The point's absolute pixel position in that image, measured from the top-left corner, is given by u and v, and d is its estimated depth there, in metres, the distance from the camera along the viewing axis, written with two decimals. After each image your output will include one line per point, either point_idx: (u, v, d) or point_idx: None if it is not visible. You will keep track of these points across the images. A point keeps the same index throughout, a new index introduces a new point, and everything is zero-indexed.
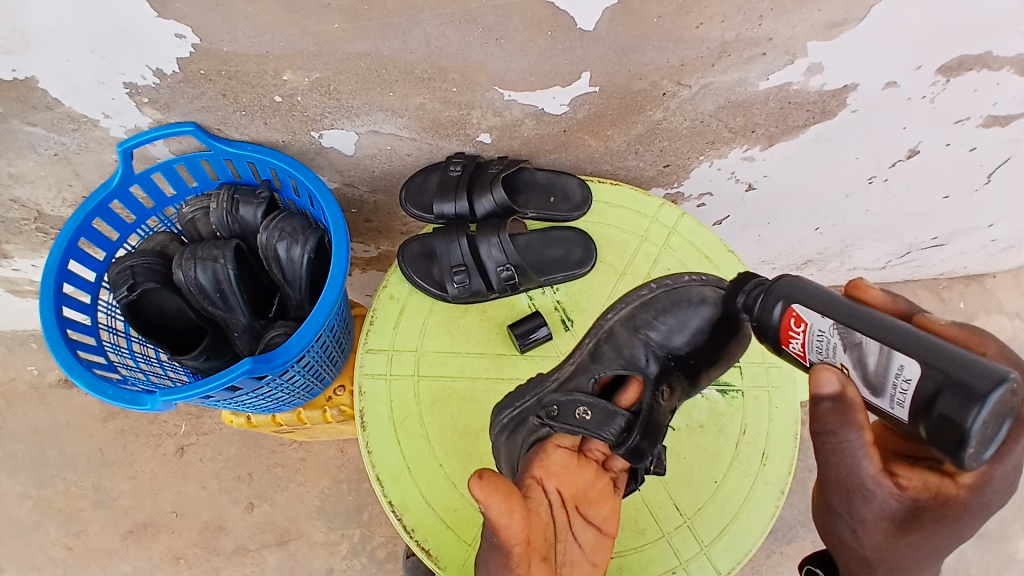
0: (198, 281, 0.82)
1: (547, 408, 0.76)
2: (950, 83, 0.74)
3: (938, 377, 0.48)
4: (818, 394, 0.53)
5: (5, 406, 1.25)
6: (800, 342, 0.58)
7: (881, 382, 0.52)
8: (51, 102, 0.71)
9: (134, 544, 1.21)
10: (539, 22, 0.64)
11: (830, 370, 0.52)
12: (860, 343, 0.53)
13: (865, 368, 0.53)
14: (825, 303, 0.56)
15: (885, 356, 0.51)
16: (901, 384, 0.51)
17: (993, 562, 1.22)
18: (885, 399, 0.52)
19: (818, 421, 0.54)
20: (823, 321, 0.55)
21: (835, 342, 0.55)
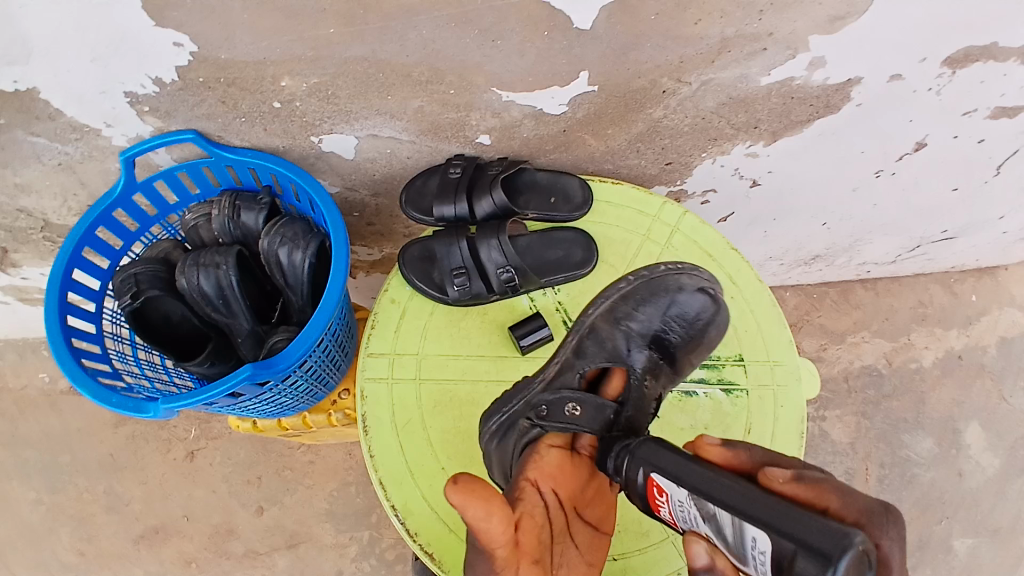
0: (201, 288, 0.82)
1: (537, 408, 0.76)
2: (956, 74, 0.73)
3: (788, 560, 0.46)
4: (693, 568, 0.55)
5: (17, 413, 1.26)
6: (667, 509, 0.61)
7: (742, 553, 0.52)
8: (54, 112, 0.72)
9: (146, 549, 1.21)
10: (535, 22, 0.63)
11: (697, 543, 0.55)
12: (714, 515, 0.53)
13: (725, 538, 0.53)
14: (678, 474, 0.58)
15: (737, 528, 0.51)
16: (758, 554, 0.50)
17: (1009, 560, 1.21)
18: (751, 572, 0.52)
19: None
20: (677, 491, 0.58)
21: (697, 527, 0.56)
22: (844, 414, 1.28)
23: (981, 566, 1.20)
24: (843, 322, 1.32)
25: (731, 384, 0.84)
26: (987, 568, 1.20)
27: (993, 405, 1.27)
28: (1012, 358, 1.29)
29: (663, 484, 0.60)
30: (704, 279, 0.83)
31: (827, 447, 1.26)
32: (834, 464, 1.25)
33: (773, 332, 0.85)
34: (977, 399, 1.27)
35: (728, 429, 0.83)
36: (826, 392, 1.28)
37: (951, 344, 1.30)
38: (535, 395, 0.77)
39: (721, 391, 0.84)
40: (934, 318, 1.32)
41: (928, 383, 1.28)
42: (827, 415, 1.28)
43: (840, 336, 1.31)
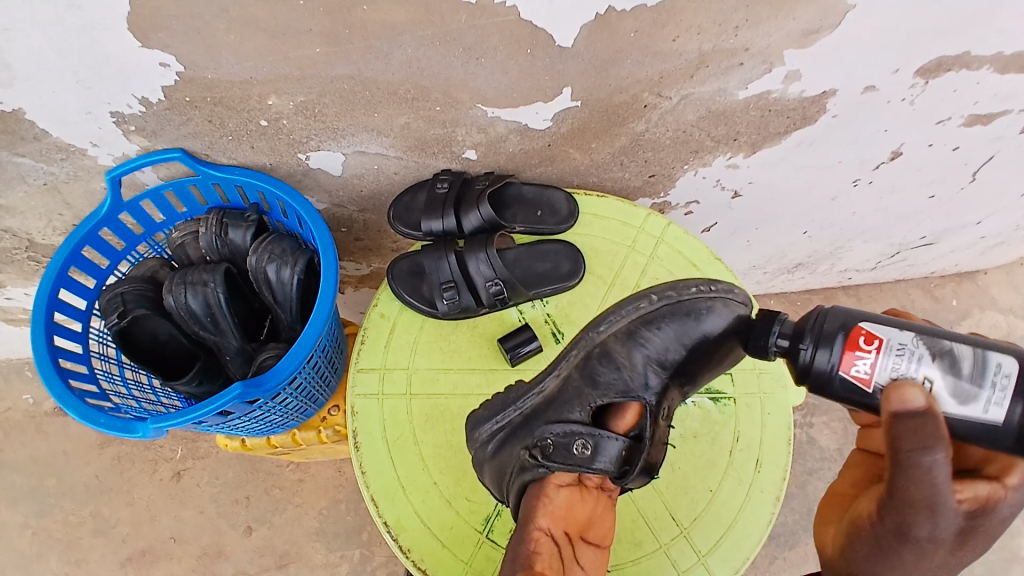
0: (188, 306, 0.82)
1: (540, 445, 0.74)
2: (928, 85, 0.75)
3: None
4: (913, 406, 0.52)
5: (0, 437, 1.24)
6: (869, 363, 0.57)
7: (978, 383, 0.56)
8: (39, 133, 0.72)
9: (133, 572, 1.20)
10: (518, 40, 0.65)
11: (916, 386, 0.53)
12: (952, 350, 0.57)
13: (958, 373, 0.56)
14: (897, 324, 0.59)
15: (980, 359, 0.56)
16: (1000, 379, 0.55)
17: (997, 561, 1.22)
18: (979, 402, 0.55)
19: (892, 440, 0.54)
20: (901, 335, 0.58)
21: (920, 352, 0.57)
22: (831, 420, 1.31)
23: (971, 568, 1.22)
24: None
25: (718, 392, 0.85)
26: (975, 569, 1.22)
27: None
28: None
29: (878, 330, 0.58)
30: (739, 305, 0.73)
31: (816, 453, 1.29)
32: (824, 469, 1.28)
33: None
34: None
35: (717, 437, 0.84)
36: (813, 400, 1.31)
37: None
38: (536, 426, 0.74)
39: (709, 400, 0.85)
40: None
41: None
42: (814, 421, 1.31)
43: None
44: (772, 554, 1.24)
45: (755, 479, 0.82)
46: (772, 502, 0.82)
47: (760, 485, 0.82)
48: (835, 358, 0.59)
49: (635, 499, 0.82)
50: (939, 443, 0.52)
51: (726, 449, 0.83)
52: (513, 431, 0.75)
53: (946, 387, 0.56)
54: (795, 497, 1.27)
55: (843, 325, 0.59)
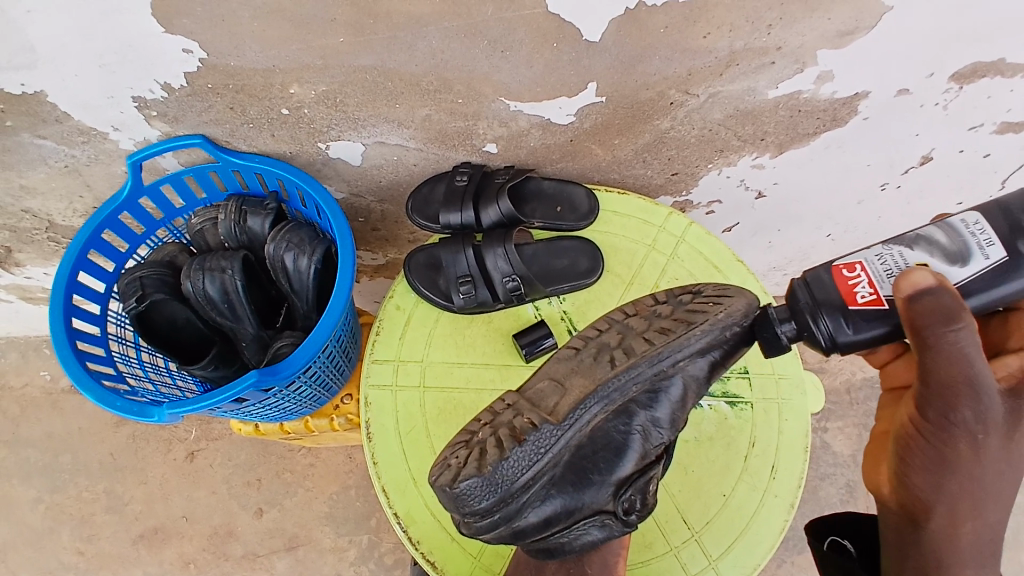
0: (206, 292, 0.83)
1: (613, 501, 0.68)
2: (963, 90, 0.73)
3: (1004, 212, 0.58)
4: (930, 287, 0.53)
5: (18, 411, 1.26)
6: (864, 282, 0.60)
7: (964, 246, 0.59)
8: (61, 115, 0.72)
9: (145, 549, 1.21)
10: (545, 34, 0.63)
11: (920, 269, 0.55)
12: (921, 234, 0.61)
13: (940, 247, 0.60)
14: (857, 250, 0.63)
15: (950, 228, 0.60)
16: (978, 231, 0.59)
17: (1007, 574, 1.20)
18: (977, 254, 0.58)
19: (930, 316, 0.54)
20: (872, 249, 0.62)
21: (897, 251, 0.61)
22: (845, 425, 1.29)
23: None
24: None
25: (736, 396, 0.84)
26: None
27: None
28: None
29: (850, 260, 0.62)
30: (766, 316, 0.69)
31: (829, 458, 1.28)
32: (836, 474, 1.27)
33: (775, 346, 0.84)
34: None
35: (732, 441, 0.83)
36: (828, 404, 1.30)
37: None
38: (595, 481, 0.66)
39: (726, 404, 0.83)
40: None
41: None
42: (828, 425, 1.29)
43: None
44: (780, 558, 1.23)
45: (769, 486, 0.82)
46: (786, 508, 0.81)
47: (774, 490, 0.81)
48: (840, 296, 0.60)
49: None
50: (965, 314, 0.54)
51: (740, 454, 0.82)
52: (578, 493, 0.66)
53: (941, 258, 0.60)
54: (806, 501, 1.26)
55: (824, 267, 0.62)
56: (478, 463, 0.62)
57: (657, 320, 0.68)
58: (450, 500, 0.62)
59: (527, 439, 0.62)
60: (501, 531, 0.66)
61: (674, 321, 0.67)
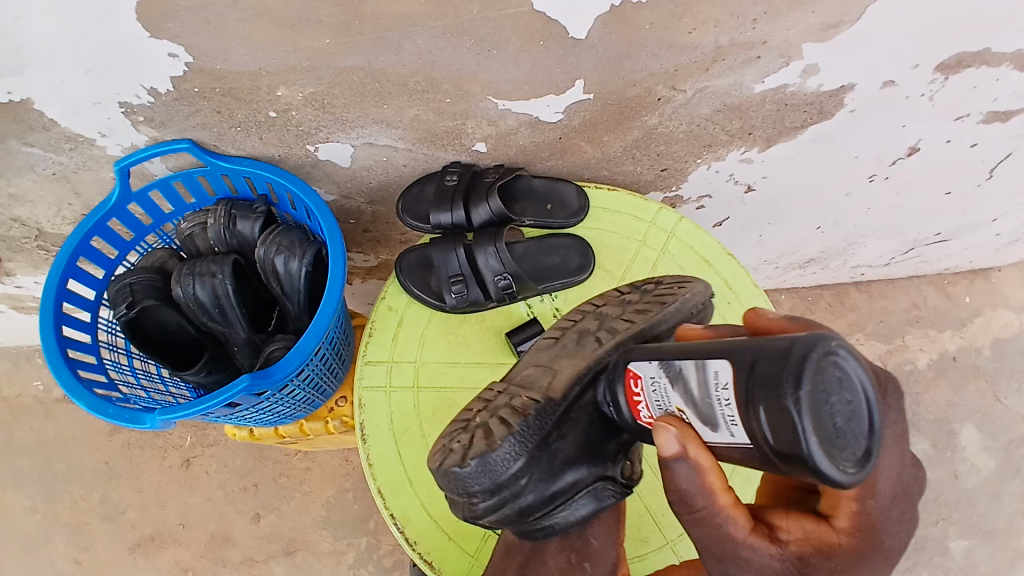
0: (197, 297, 0.82)
1: (611, 467, 0.66)
2: (948, 80, 0.74)
3: (750, 377, 0.44)
4: (666, 458, 0.50)
5: (10, 422, 1.25)
6: (644, 402, 0.57)
7: (710, 405, 0.48)
8: (48, 122, 0.71)
9: (142, 557, 1.21)
10: (531, 32, 0.63)
11: (665, 429, 0.50)
12: (680, 370, 0.51)
13: (693, 399, 0.49)
14: (655, 356, 0.56)
15: (703, 369, 0.49)
16: (723, 395, 0.47)
17: (1002, 560, 1.21)
18: (722, 430, 0.47)
19: (675, 488, 0.51)
20: (650, 367, 0.55)
21: (663, 383, 0.53)
22: None
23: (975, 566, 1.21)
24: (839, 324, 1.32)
25: None
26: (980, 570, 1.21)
27: (988, 406, 1.27)
28: (1005, 359, 1.29)
29: (637, 370, 0.58)
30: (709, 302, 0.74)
31: None
32: None
33: None
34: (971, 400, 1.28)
35: None
36: None
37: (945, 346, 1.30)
38: (602, 452, 0.65)
39: None
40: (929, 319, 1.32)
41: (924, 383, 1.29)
42: None
43: None
44: None
45: None
46: None
47: None
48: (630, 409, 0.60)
49: (642, 496, 0.81)
50: (705, 496, 0.50)
51: None
52: (581, 468, 0.65)
53: (693, 412, 0.50)
54: None
55: (621, 369, 0.61)
56: (483, 439, 0.63)
57: (629, 306, 0.71)
58: (454, 482, 0.63)
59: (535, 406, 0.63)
60: (506, 513, 0.64)
61: (647, 304, 0.70)
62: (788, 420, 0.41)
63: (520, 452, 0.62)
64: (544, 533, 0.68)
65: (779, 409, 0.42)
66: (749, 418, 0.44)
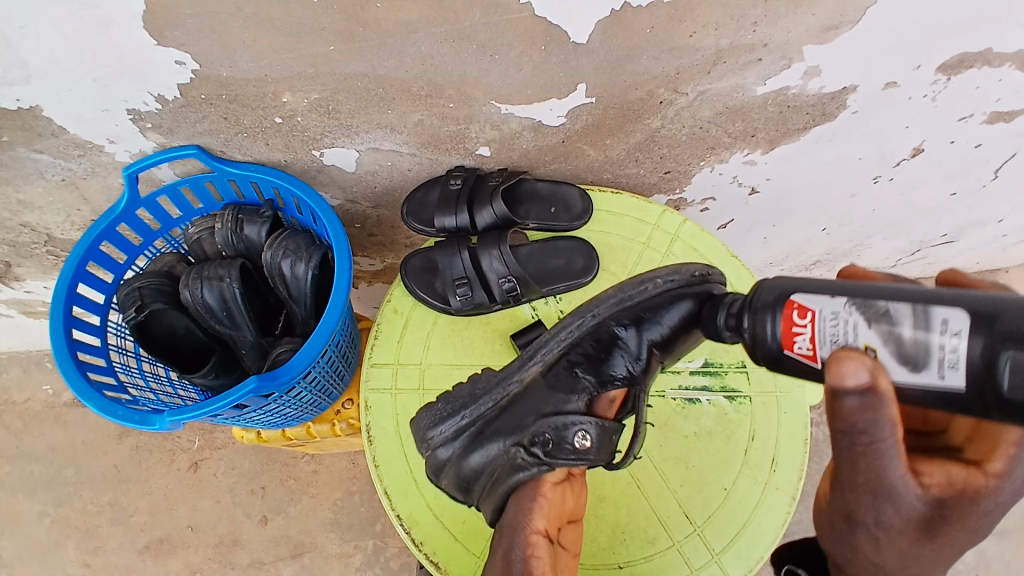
0: (205, 301, 0.83)
1: (527, 435, 0.73)
2: (951, 80, 0.74)
3: (991, 330, 0.45)
4: (840, 389, 0.44)
5: (21, 426, 1.27)
6: (808, 336, 0.53)
7: (926, 351, 0.47)
8: (57, 129, 0.73)
9: (152, 560, 1.22)
10: (532, 37, 0.64)
11: (854, 358, 0.44)
12: (889, 310, 0.49)
13: (897, 342, 0.48)
14: (833, 290, 0.53)
15: (921, 317, 0.48)
16: (949, 347, 0.46)
17: (1014, 562, 1.20)
18: (933, 370, 0.47)
19: (842, 420, 0.45)
20: (833, 302, 0.52)
21: (855, 319, 0.51)
22: None
23: (986, 568, 1.20)
24: None
25: (734, 390, 0.84)
26: (992, 572, 1.20)
27: None
28: None
29: (807, 301, 0.53)
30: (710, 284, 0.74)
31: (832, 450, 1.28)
32: None
33: None
34: None
35: (732, 435, 0.83)
36: None
37: None
38: (523, 422, 0.73)
39: (724, 398, 0.84)
40: None
41: None
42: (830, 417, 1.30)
43: None
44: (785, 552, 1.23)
45: (770, 478, 0.82)
46: (788, 501, 0.81)
47: (776, 483, 0.82)
48: (777, 337, 0.55)
49: (647, 496, 0.82)
50: (888, 428, 0.45)
51: (740, 448, 0.83)
52: (497, 435, 0.74)
53: (893, 354, 0.48)
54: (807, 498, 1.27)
55: (779, 299, 0.55)
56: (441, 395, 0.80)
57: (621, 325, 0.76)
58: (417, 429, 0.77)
59: (468, 383, 0.78)
60: (449, 474, 0.75)
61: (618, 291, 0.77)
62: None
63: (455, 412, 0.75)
64: (486, 499, 0.74)
65: None
66: (983, 374, 0.45)
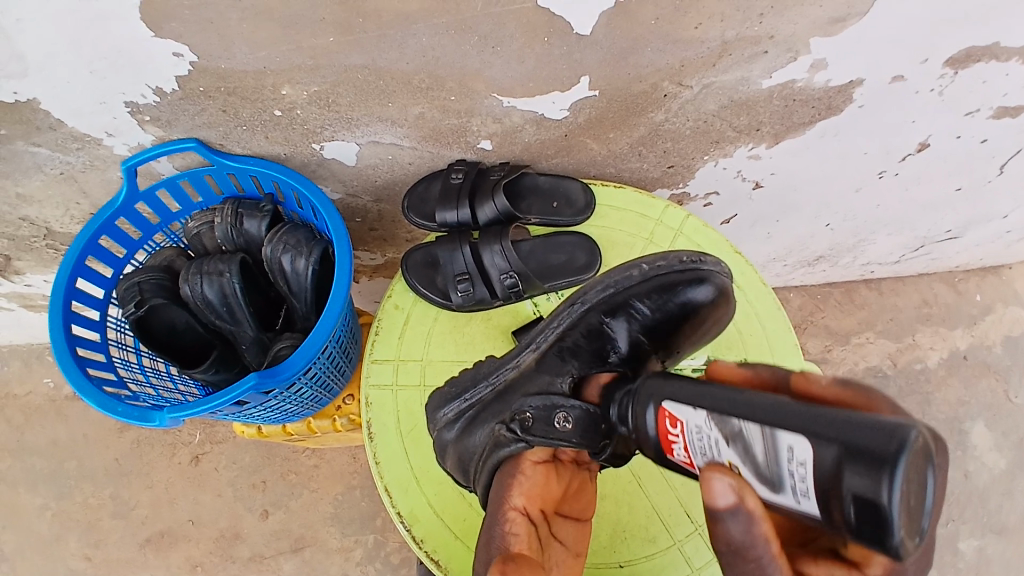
0: (205, 296, 0.83)
1: (512, 416, 0.72)
2: (958, 74, 0.72)
3: (836, 458, 0.39)
4: (716, 511, 0.44)
5: (23, 419, 1.26)
6: (682, 445, 0.54)
7: (778, 474, 0.43)
8: (55, 122, 0.72)
9: (153, 554, 1.22)
10: (535, 29, 0.63)
11: (720, 477, 0.44)
12: (741, 430, 0.46)
13: (753, 460, 0.45)
14: (700, 401, 0.52)
15: (768, 442, 0.44)
16: (797, 470, 0.42)
17: (1015, 559, 1.19)
18: (788, 496, 0.43)
19: (724, 540, 0.45)
20: (696, 414, 0.51)
21: (715, 437, 0.49)
22: None
23: (987, 565, 1.19)
24: (848, 321, 1.31)
25: None
26: (993, 569, 1.19)
27: (1002, 404, 1.26)
28: (1018, 356, 1.28)
29: (678, 412, 0.54)
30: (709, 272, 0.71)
31: None
32: None
33: (778, 338, 0.83)
34: (983, 397, 1.26)
35: None
36: None
37: (956, 343, 1.29)
38: (511, 404, 0.73)
39: None
40: (940, 317, 1.31)
41: (934, 382, 1.27)
42: None
43: (846, 335, 1.30)
44: None
45: None
46: None
47: None
48: (658, 441, 0.57)
49: (648, 494, 0.81)
50: (761, 544, 0.44)
51: None
52: (488, 418, 0.74)
53: (753, 473, 0.45)
54: None
55: (656, 404, 0.57)
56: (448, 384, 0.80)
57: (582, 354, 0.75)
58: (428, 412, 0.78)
59: (472, 368, 0.78)
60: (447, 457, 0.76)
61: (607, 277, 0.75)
62: (877, 513, 0.37)
63: (454, 396, 0.76)
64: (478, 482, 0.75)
65: (870, 499, 0.38)
66: (830, 494, 0.40)
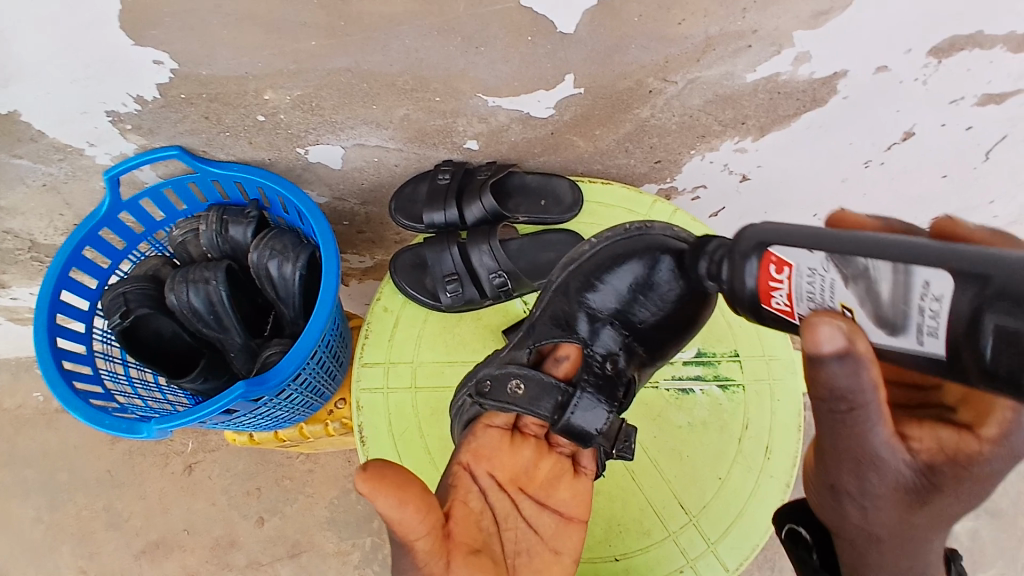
0: (191, 304, 0.82)
1: (473, 386, 0.74)
2: (941, 64, 0.73)
3: (980, 293, 0.39)
4: (822, 355, 0.41)
5: (11, 433, 1.25)
6: (786, 291, 0.51)
7: (903, 313, 0.43)
8: (34, 134, 0.71)
9: (148, 564, 1.21)
10: (519, 28, 0.63)
11: (830, 323, 0.41)
12: (868, 270, 0.45)
13: (876, 300, 0.44)
14: (813, 242, 0.49)
15: (901, 273, 0.43)
16: (929, 307, 0.41)
17: (1006, 541, 1.21)
18: (911, 336, 0.43)
19: (826, 387, 0.43)
20: (811, 258, 0.48)
21: (831, 277, 0.47)
22: None
23: (980, 548, 1.21)
24: None
25: (727, 380, 0.84)
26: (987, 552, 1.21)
27: None
28: None
29: (786, 256, 0.50)
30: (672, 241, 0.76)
31: None
32: None
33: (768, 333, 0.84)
34: None
35: (726, 425, 0.83)
36: None
37: None
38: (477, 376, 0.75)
39: (718, 388, 0.84)
40: None
41: None
42: None
43: None
44: None
45: (764, 466, 0.82)
46: (781, 488, 0.81)
47: (769, 471, 0.81)
48: (755, 290, 0.53)
49: (643, 488, 0.81)
50: (868, 391, 0.43)
51: (734, 437, 0.82)
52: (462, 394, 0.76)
53: (869, 316, 0.45)
54: None
55: (758, 248, 0.52)
56: None
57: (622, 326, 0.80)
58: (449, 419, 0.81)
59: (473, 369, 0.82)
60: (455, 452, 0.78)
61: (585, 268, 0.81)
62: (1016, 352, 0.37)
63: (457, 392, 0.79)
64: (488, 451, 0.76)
65: (1013, 330, 0.37)
66: (965, 338, 0.40)
